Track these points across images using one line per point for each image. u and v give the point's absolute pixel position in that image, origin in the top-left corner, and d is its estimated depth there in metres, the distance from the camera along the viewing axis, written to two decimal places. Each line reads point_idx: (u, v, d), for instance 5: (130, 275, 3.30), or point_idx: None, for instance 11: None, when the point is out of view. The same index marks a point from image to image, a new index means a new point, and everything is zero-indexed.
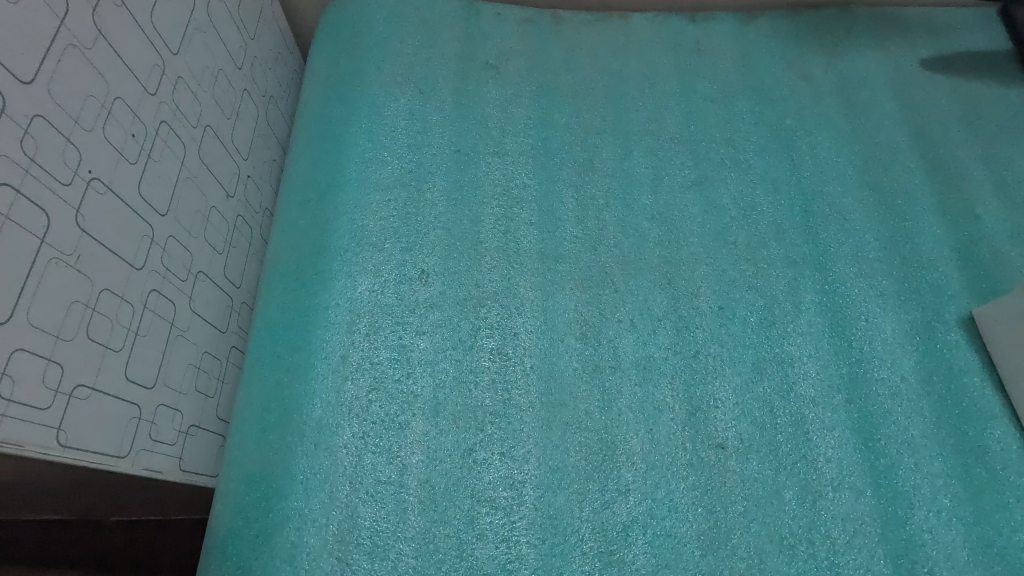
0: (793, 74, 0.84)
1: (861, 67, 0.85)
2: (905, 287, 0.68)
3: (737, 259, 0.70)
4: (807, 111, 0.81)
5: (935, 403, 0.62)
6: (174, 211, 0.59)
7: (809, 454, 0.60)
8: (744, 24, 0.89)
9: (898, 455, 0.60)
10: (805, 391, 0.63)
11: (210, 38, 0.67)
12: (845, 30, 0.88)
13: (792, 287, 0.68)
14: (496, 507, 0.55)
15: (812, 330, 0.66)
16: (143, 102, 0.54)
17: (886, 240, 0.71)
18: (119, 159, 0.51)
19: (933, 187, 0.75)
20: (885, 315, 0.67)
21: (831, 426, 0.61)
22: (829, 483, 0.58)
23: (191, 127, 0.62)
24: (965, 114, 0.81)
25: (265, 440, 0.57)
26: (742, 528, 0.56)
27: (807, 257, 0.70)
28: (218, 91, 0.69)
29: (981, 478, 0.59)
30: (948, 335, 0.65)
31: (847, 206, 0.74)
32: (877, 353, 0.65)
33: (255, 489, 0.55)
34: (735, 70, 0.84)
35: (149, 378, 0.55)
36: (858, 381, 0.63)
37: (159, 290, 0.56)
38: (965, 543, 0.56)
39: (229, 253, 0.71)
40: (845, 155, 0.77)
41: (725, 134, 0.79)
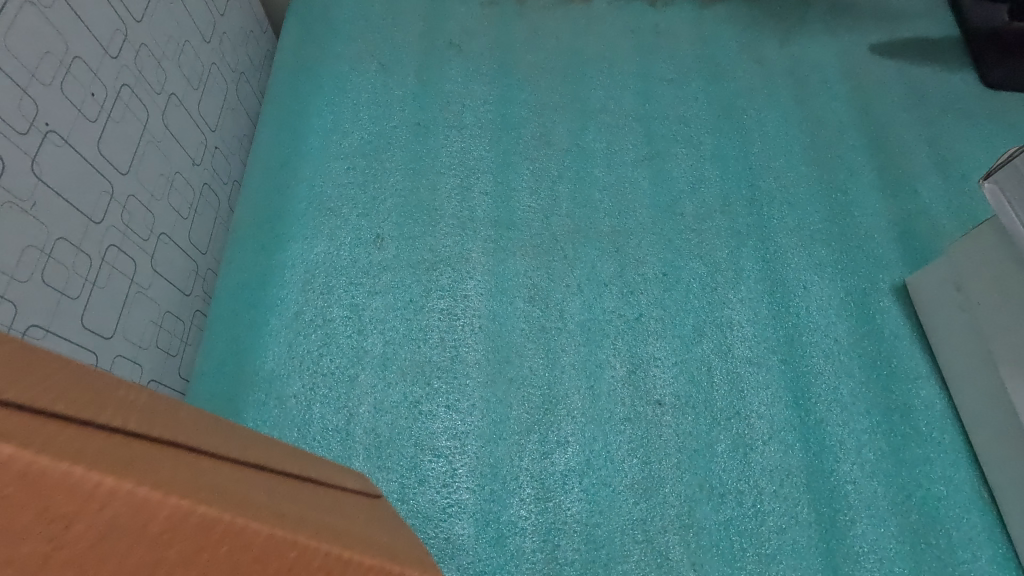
0: (747, 57, 0.87)
1: (812, 51, 0.88)
2: (842, 257, 0.71)
3: (683, 229, 0.73)
4: (758, 91, 0.84)
5: (865, 365, 0.65)
6: (136, 172, 0.61)
7: (742, 410, 0.62)
8: (702, 9, 0.92)
9: (828, 412, 0.63)
10: (742, 352, 0.65)
11: (176, 10, 0.69)
12: (798, 16, 0.91)
13: (733, 256, 0.71)
14: (437, 456, 0.58)
15: (752, 295, 0.69)
16: (104, 64, 0.57)
17: (827, 212, 0.74)
18: (77, 116, 0.53)
19: (875, 164, 0.78)
20: (821, 282, 0.69)
21: (764, 385, 0.64)
22: (759, 437, 0.61)
23: (154, 93, 0.65)
24: (909, 97, 0.84)
25: (221, 391, 0.60)
26: (674, 477, 0.59)
27: (751, 228, 0.73)
28: (185, 62, 0.71)
29: (904, 433, 0.62)
30: (880, 301, 0.68)
31: (792, 180, 0.76)
32: (812, 317, 0.67)
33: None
34: (691, 52, 0.87)
35: (108, 329, 0.57)
36: (793, 344, 0.66)
37: (119, 245, 0.59)
38: (885, 493, 0.59)
39: (194, 219, 0.73)
40: (793, 133, 0.80)
41: (679, 112, 0.82)
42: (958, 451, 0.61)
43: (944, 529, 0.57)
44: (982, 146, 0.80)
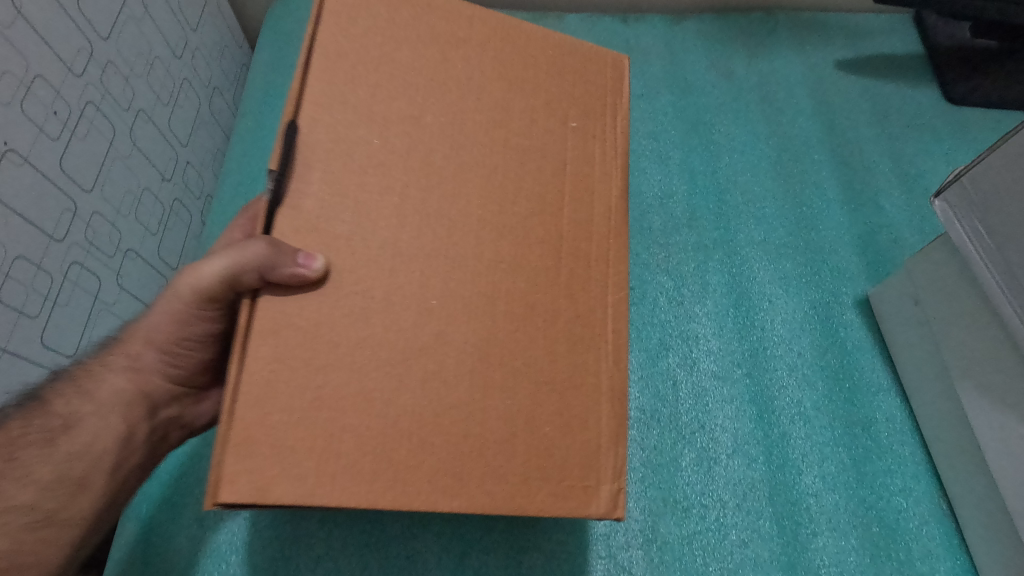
0: (717, 71, 0.89)
1: (780, 67, 0.90)
2: (807, 271, 0.72)
3: (651, 243, 0.74)
4: (726, 106, 0.85)
5: (828, 378, 0.66)
6: (101, 190, 0.61)
7: (706, 424, 0.63)
8: (673, 24, 0.93)
9: (791, 425, 0.63)
10: (707, 366, 0.66)
11: (145, 27, 0.69)
12: (767, 33, 0.93)
13: (700, 270, 0.72)
14: None
15: (717, 309, 0.69)
16: (65, 84, 0.57)
17: (793, 227, 0.75)
18: (36, 135, 0.53)
19: (841, 178, 0.80)
20: (786, 296, 0.70)
21: (729, 399, 0.64)
22: (723, 451, 0.62)
23: (122, 110, 0.65)
24: (874, 112, 0.86)
25: None
26: (638, 492, 0.59)
27: (717, 242, 0.74)
28: (154, 79, 0.71)
29: (866, 446, 0.62)
30: (844, 314, 0.69)
31: (758, 195, 0.78)
32: (776, 331, 0.68)
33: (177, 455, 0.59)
34: (661, 67, 0.89)
35: (70, 347, 0.57)
36: (757, 358, 0.67)
37: (82, 263, 0.59)
38: (846, 505, 0.59)
39: (164, 234, 0.73)
40: (760, 147, 0.82)
41: (649, 126, 0.83)
42: (918, 462, 0.62)
43: (903, 540, 0.58)
44: (944, 160, 0.82)
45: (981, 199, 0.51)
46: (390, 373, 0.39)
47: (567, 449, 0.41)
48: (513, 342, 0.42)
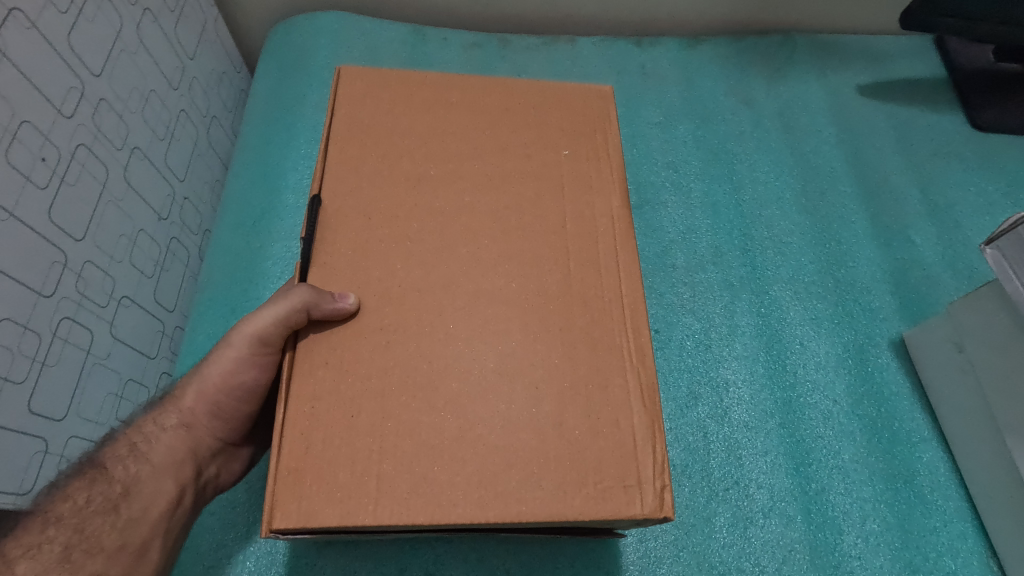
0: (736, 98, 0.86)
1: (800, 92, 0.87)
2: (839, 311, 0.69)
3: (675, 282, 0.70)
4: (747, 134, 0.82)
5: (867, 428, 0.62)
6: (93, 236, 0.57)
7: (740, 479, 0.59)
8: (688, 48, 0.90)
9: (830, 480, 0.60)
10: (738, 416, 0.62)
11: (140, 58, 0.65)
12: (786, 56, 0.90)
13: (727, 311, 0.68)
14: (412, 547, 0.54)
15: (747, 354, 0.66)
16: (54, 127, 0.53)
17: (821, 263, 0.72)
18: (22, 185, 0.49)
19: (868, 210, 0.77)
20: (819, 339, 0.67)
21: (764, 452, 0.61)
22: (759, 510, 0.58)
23: (115, 149, 0.61)
24: (898, 140, 0.83)
25: None
26: (671, 557, 0.55)
27: (744, 280, 0.70)
28: (149, 114, 0.67)
29: (909, 502, 0.59)
30: (880, 357, 0.66)
31: (785, 230, 0.74)
32: (810, 376, 0.65)
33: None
34: (679, 94, 0.86)
35: (60, 410, 0.53)
36: (791, 406, 0.63)
37: (73, 317, 0.55)
38: (892, 568, 0.56)
39: (160, 276, 0.69)
40: (784, 178, 0.78)
41: (667, 157, 0.80)
42: (964, 518, 0.58)
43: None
44: (974, 191, 0.79)
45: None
46: (390, 419, 0.38)
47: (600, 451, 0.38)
48: (512, 369, 0.40)
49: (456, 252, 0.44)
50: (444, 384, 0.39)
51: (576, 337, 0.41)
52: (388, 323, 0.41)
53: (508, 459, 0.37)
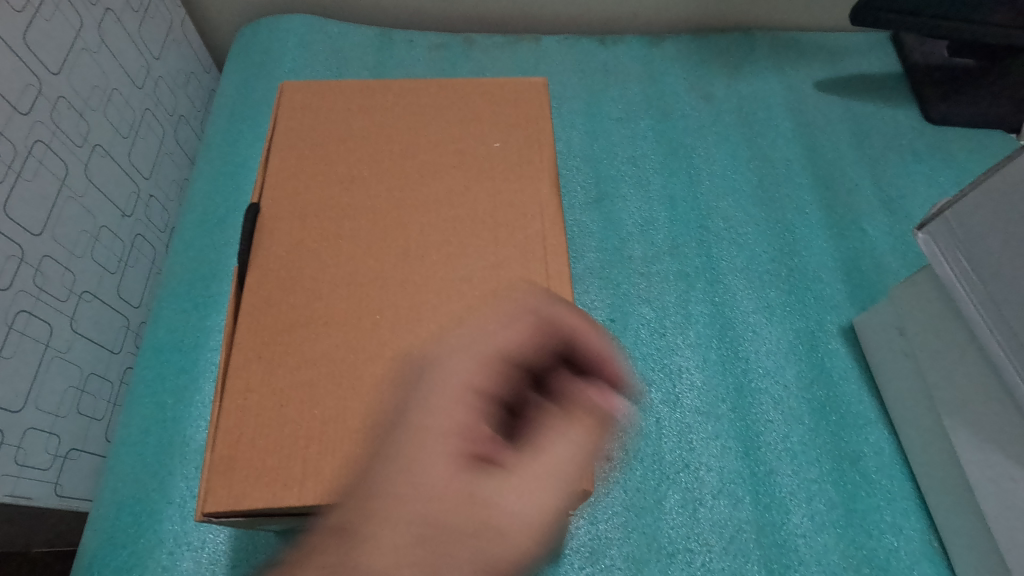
0: (696, 94, 0.87)
1: (759, 87, 0.89)
2: (791, 299, 0.71)
3: (632, 273, 0.72)
4: (706, 129, 0.84)
5: (815, 411, 0.64)
6: (52, 231, 0.58)
7: (691, 462, 0.61)
8: (651, 46, 0.92)
9: (778, 462, 0.61)
10: (691, 402, 0.64)
11: (101, 58, 0.66)
12: (745, 53, 0.92)
13: (682, 300, 0.70)
14: None
15: (700, 341, 0.67)
16: (9, 123, 0.54)
17: (775, 253, 0.74)
18: None
19: (823, 202, 0.78)
20: (771, 326, 0.69)
21: (715, 435, 0.62)
22: (708, 491, 0.59)
23: (75, 146, 0.62)
24: (854, 133, 0.85)
25: (141, 463, 0.57)
26: (621, 538, 0.57)
27: (699, 270, 0.72)
28: (111, 112, 0.68)
29: (854, 482, 0.60)
30: (829, 344, 0.68)
31: (740, 221, 0.76)
32: (761, 362, 0.66)
33: (127, 512, 0.54)
34: (640, 90, 0.87)
35: (17, 401, 0.54)
36: (742, 391, 0.65)
37: (30, 311, 0.56)
38: (836, 546, 0.57)
39: (124, 271, 0.70)
40: (741, 171, 0.80)
41: (627, 151, 0.81)
42: (908, 497, 0.60)
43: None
44: (926, 182, 0.81)
45: (965, 227, 0.48)
46: (334, 402, 0.44)
47: (519, 434, 0.43)
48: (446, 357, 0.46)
49: (394, 255, 0.50)
50: (385, 376, 0.45)
51: (499, 330, 0.47)
52: (325, 318, 0.47)
53: (436, 437, 0.43)
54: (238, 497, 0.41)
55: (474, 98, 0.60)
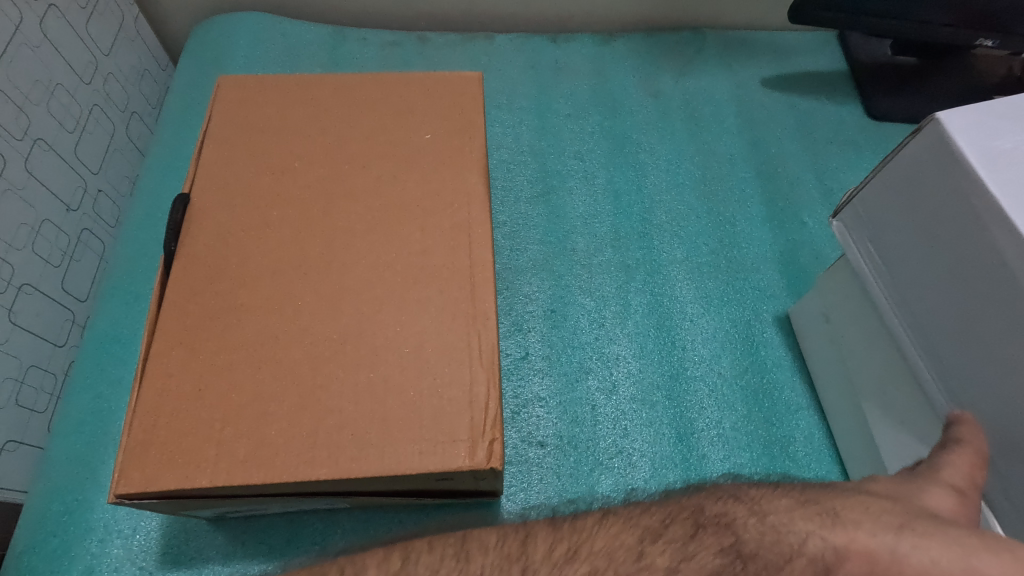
0: (645, 90, 0.89)
1: (707, 84, 0.91)
2: (729, 289, 0.72)
3: (574, 264, 0.73)
4: (653, 124, 0.85)
5: (748, 398, 0.65)
6: None
7: (624, 448, 0.62)
8: (602, 43, 0.94)
9: (710, 447, 0.63)
10: (627, 390, 0.65)
11: (43, 53, 0.67)
12: (695, 51, 0.94)
13: (622, 291, 0.71)
14: (296, 516, 0.56)
15: (638, 331, 0.69)
16: None
17: (715, 245, 0.75)
18: None
19: (764, 195, 0.80)
20: (708, 316, 0.70)
21: (649, 422, 0.64)
22: (640, 476, 0.61)
23: (15, 141, 0.63)
24: (798, 128, 0.87)
25: (77, 454, 0.58)
26: None
27: (640, 262, 0.73)
28: (55, 107, 0.69)
29: (783, 466, 0.62)
30: (764, 333, 0.69)
31: (682, 214, 0.78)
32: (697, 351, 0.68)
33: (60, 501, 0.55)
34: (590, 87, 0.89)
35: None
36: (677, 379, 0.66)
37: None
38: None
39: (69, 265, 0.70)
40: (686, 166, 0.82)
41: (575, 146, 0.83)
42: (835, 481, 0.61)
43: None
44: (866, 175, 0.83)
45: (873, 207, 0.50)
46: (251, 388, 0.45)
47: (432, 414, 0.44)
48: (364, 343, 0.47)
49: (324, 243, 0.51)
50: (302, 359, 0.46)
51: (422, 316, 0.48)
52: (251, 305, 0.48)
53: (349, 420, 0.44)
54: (150, 479, 0.41)
55: (408, 92, 0.61)
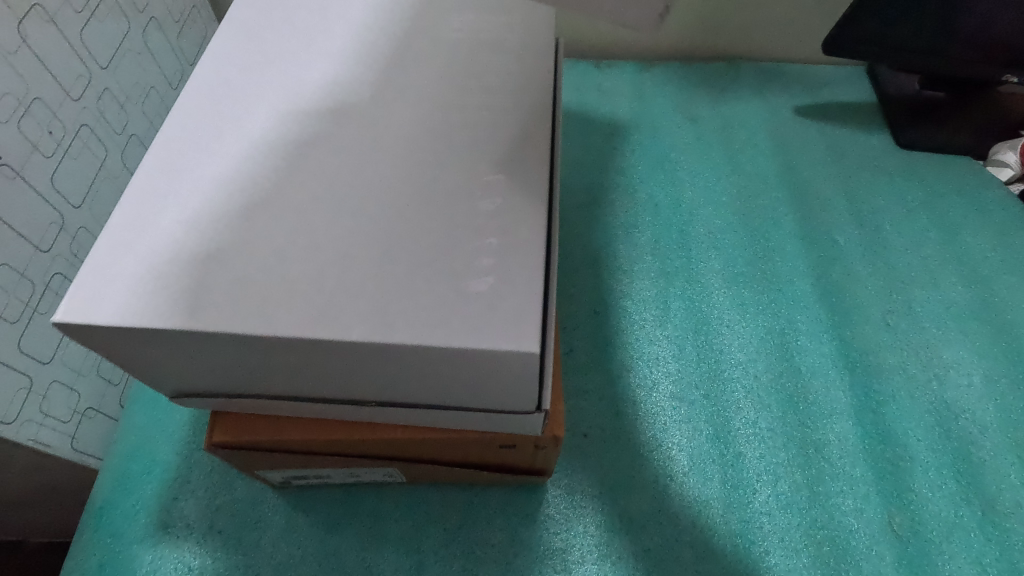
0: (681, 112, 0.94)
1: (741, 110, 0.95)
2: (766, 301, 0.76)
3: (614, 270, 0.77)
4: (689, 145, 0.90)
5: (783, 400, 0.69)
6: (89, 206, 0.65)
7: (663, 442, 0.65)
8: (642, 70, 0.99)
9: (745, 445, 0.66)
10: (665, 388, 0.69)
11: (145, 59, 0.73)
12: (731, 79, 0.99)
13: (661, 295, 0.75)
14: (355, 488, 0.60)
15: (678, 332, 0.73)
16: (62, 106, 0.60)
17: (751, 257, 0.79)
18: (31, 151, 0.57)
19: (797, 212, 0.84)
20: (741, 324, 0.74)
21: (686, 419, 0.67)
22: (679, 469, 0.64)
23: (116, 133, 0.69)
24: (829, 153, 0.91)
25: (156, 421, 0.64)
26: (596, 506, 0.61)
27: (679, 270, 0.78)
28: (148, 108, 0.75)
29: (819, 467, 0.65)
30: (797, 342, 0.73)
31: (718, 228, 0.82)
32: (734, 354, 0.72)
33: (134, 480, 0.60)
34: (628, 107, 0.94)
35: (47, 353, 0.59)
36: (714, 379, 0.70)
37: (64, 274, 0.61)
38: (799, 524, 0.62)
39: None
40: (721, 183, 0.86)
41: (615, 162, 0.88)
42: (868, 483, 0.64)
43: (972, 440, 0.67)
44: (897, 201, 0.86)
45: None
46: None
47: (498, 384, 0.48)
48: None
49: None
50: None
51: None
52: None
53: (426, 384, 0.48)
54: (245, 429, 0.46)
55: None
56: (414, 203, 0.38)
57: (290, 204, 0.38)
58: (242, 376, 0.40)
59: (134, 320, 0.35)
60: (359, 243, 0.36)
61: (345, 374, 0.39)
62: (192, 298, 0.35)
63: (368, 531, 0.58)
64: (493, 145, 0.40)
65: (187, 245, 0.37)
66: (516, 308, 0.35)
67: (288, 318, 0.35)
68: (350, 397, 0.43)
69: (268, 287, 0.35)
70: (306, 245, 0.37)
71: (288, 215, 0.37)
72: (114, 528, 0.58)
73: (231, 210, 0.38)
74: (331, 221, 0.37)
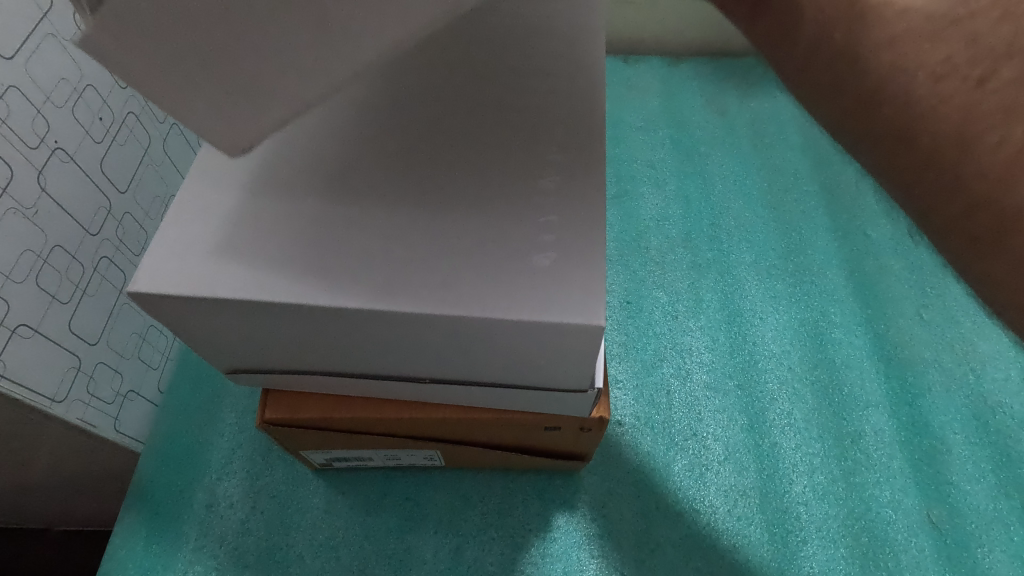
0: (710, 107, 0.94)
1: (771, 104, 0.95)
2: (799, 293, 0.76)
3: (646, 261, 0.77)
4: (719, 139, 0.90)
5: (817, 391, 0.69)
6: (133, 191, 0.66)
7: (698, 432, 0.65)
8: (670, 65, 1.00)
9: (780, 436, 0.66)
10: (699, 378, 0.69)
11: None
12: (760, 74, 0.99)
13: (693, 286, 0.76)
14: (393, 472, 0.61)
15: (711, 323, 0.73)
16: (111, 93, 0.62)
17: (783, 250, 0.79)
18: (83, 136, 0.58)
19: (828, 207, 0.83)
20: (773, 316, 0.74)
21: (721, 409, 0.67)
22: (715, 458, 0.64)
23: (159, 121, 0.70)
24: None
25: (196, 406, 0.65)
26: (632, 494, 0.62)
27: (711, 262, 0.78)
28: None
29: (855, 459, 0.65)
30: (831, 334, 0.73)
31: (749, 222, 0.82)
32: (767, 345, 0.71)
33: (176, 462, 0.61)
34: (657, 102, 0.94)
35: (94, 334, 0.60)
36: (748, 370, 0.70)
37: (111, 257, 0.63)
38: (835, 514, 0.62)
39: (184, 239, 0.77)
40: (751, 177, 0.86)
41: (645, 156, 0.88)
42: (905, 475, 0.64)
43: (1010, 434, 0.66)
44: None
45: None
46: None
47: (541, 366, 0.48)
48: None
49: None
50: None
51: None
52: None
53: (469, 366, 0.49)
54: (295, 407, 0.47)
55: None
56: (472, 179, 0.38)
57: (349, 180, 0.38)
58: (299, 350, 0.41)
59: (207, 290, 0.36)
60: (419, 219, 0.37)
61: (402, 350, 0.40)
62: (259, 274, 0.36)
63: (406, 514, 0.59)
64: (546, 126, 0.41)
65: (252, 221, 0.38)
66: (576, 280, 0.35)
67: (351, 293, 0.35)
68: (402, 376, 0.44)
69: (331, 260, 0.36)
70: (365, 221, 0.37)
71: (348, 190, 0.38)
72: (158, 508, 0.59)
73: (292, 186, 0.39)
74: (391, 198, 0.38)
